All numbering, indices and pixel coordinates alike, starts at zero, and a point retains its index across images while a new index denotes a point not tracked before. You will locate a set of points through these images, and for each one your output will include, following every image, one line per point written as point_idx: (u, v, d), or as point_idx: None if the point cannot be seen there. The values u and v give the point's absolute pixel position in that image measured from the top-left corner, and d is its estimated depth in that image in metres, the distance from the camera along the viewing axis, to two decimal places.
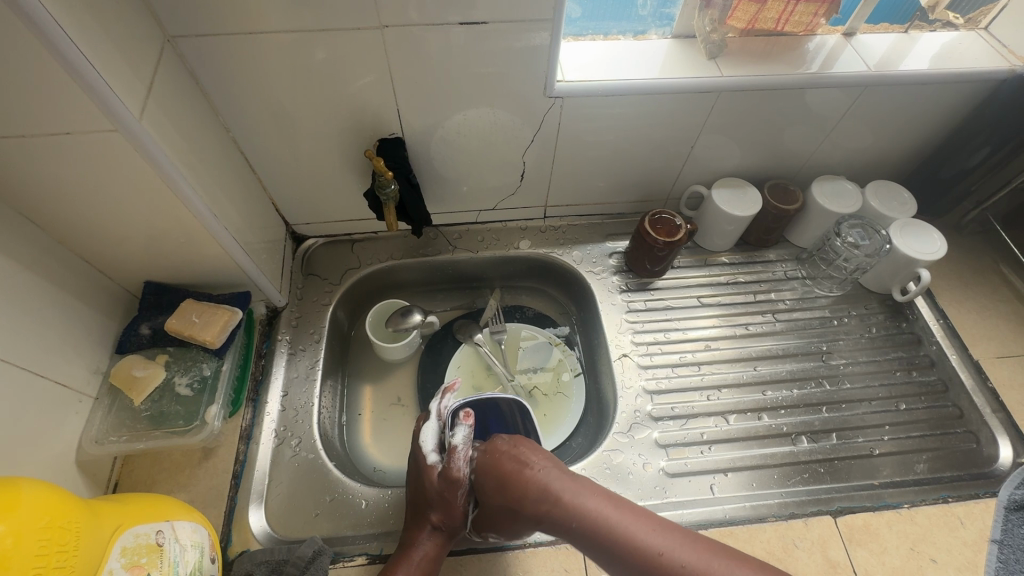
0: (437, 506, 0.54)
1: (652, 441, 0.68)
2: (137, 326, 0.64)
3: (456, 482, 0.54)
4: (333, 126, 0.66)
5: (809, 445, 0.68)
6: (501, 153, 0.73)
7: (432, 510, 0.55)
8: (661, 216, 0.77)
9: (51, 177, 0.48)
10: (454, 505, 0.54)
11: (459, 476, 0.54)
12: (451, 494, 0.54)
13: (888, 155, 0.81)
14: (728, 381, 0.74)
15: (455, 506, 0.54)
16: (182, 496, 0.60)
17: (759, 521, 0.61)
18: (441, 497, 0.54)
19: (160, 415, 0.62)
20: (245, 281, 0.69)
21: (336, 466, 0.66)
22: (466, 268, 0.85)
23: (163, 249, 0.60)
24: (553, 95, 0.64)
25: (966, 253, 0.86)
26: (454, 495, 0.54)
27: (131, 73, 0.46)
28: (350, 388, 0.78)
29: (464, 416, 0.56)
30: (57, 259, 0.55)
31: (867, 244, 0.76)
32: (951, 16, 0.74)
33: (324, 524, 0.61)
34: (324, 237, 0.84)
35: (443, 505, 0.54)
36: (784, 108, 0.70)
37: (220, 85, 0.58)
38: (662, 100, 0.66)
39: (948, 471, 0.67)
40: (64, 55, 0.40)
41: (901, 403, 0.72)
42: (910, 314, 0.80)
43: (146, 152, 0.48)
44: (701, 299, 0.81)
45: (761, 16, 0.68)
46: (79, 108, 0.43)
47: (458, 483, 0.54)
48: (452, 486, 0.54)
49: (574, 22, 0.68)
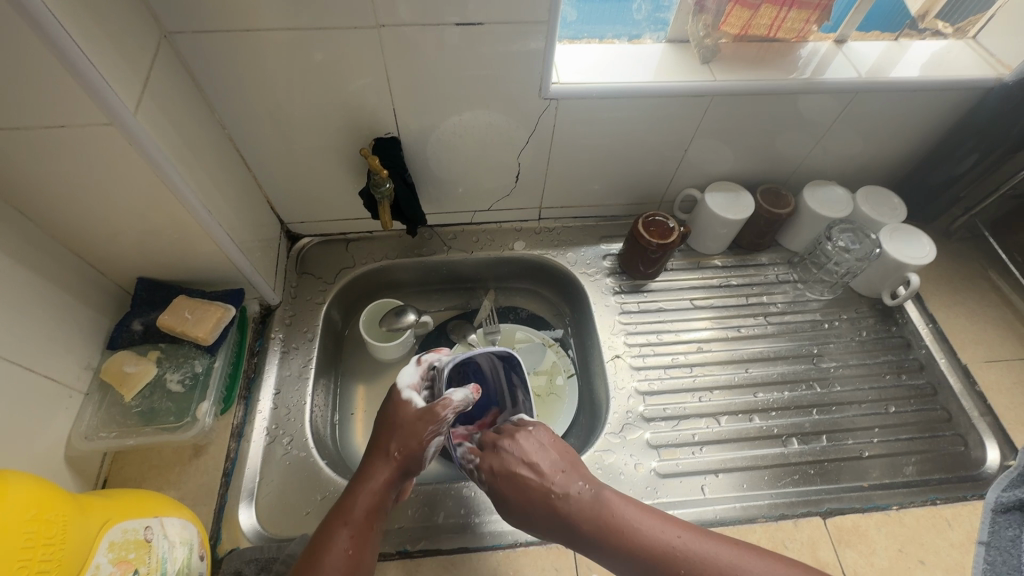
0: (406, 440, 0.52)
1: (643, 441, 0.68)
2: (129, 321, 0.63)
3: (436, 420, 0.52)
4: (330, 125, 0.66)
5: (800, 447, 0.69)
6: (496, 154, 0.73)
7: (394, 440, 0.53)
8: (654, 218, 0.78)
9: (44, 171, 0.48)
10: (418, 436, 0.52)
11: (441, 414, 0.53)
12: (423, 426, 0.52)
13: (879, 161, 0.82)
14: (720, 383, 0.74)
15: (421, 438, 0.52)
16: (172, 493, 0.60)
17: (749, 521, 0.62)
18: (408, 426, 0.53)
19: (151, 411, 0.61)
20: (238, 279, 0.69)
21: (328, 465, 0.65)
22: (461, 268, 0.86)
23: (155, 245, 0.60)
24: (549, 97, 0.65)
25: (956, 259, 0.87)
26: (425, 428, 0.52)
27: (127, 68, 0.47)
28: (343, 387, 0.78)
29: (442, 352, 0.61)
30: (50, 254, 0.55)
31: (856, 248, 0.77)
32: (940, 26, 0.75)
33: (315, 523, 0.60)
34: (320, 236, 0.84)
35: (412, 438, 0.52)
36: (777, 113, 0.71)
37: (216, 81, 0.59)
38: (657, 103, 0.67)
39: (937, 474, 0.67)
40: (60, 49, 0.40)
41: (891, 406, 0.73)
42: (900, 317, 0.81)
43: (141, 147, 0.48)
44: (694, 301, 0.81)
45: (754, 22, 0.69)
46: (73, 101, 0.43)
47: (438, 421, 0.53)
48: (426, 419, 0.53)
49: (570, 25, 0.68)
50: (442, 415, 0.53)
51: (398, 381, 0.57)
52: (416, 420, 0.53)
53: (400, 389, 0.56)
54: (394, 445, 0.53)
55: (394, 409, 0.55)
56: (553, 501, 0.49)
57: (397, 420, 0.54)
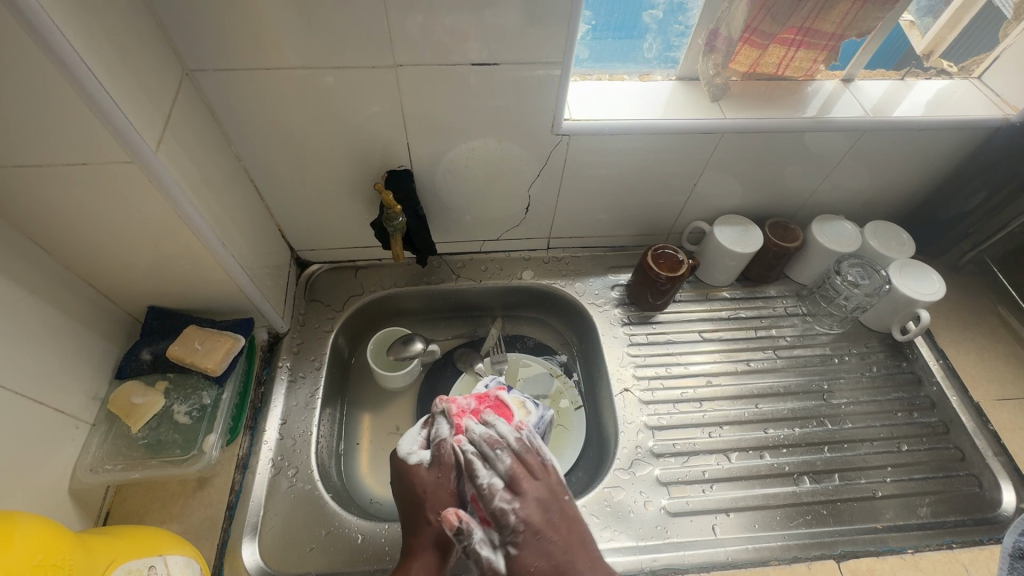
0: (434, 501, 0.56)
1: (653, 478, 0.67)
2: (138, 350, 0.63)
3: (453, 465, 0.58)
4: (344, 158, 0.67)
5: (812, 486, 0.68)
6: (507, 186, 0.74)
7: (427, 507, 0.55)
8: (664, 251, 0.78)
9: (64, 206, 0.49)
10: (448, 490, 0.57)
11: (453, 459, 0.58)
12: (449, 479, 0.57)
13: (887, 196, 0.83)
14: (729, 418, 0.73)
15: (451, 490, 0.57)
16: (174, 527, 0.59)
17: (762, 564, 0.61)
18: (435, 486, 0.57)
19: (157, 443, 0.61)
20: (248, 308, 0.69)
21: (333, 498, 0.65)
22: (469, 296, 0.86)
23: (168, 275, 0.61)
24: (561, 133, 0.66)
25: (964, 293, 0.87)
26: (450, 481, 0.57)
27: (150, 106, 0.48)
28: (349, 417, 0.78)
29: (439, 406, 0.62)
30: (64, 285, 0.55)
31: (866, 283, 0.76)
32: (945, 65, 0.77)
33: (318, 559, 0.59)
34: (329, 263, 0.85)
35: (441, 491, 0.56)
36: (785, 149, 0.72)
37: (234, 116, 0.60)
38: (667, 139, 0.68)
39: (952, 515, 0.66)
40: (87, 91, 0.41)
41: (903, 444, 0.72)
42: (910, 353, 0.80)
43: (161, 184, 0.49)
44: (702, 333, 0.81)
45: (762, 62, 0.70)
46: (97, 140, 0.44)
47: (454, 466, 0.58)
48: (446, 470, 0.58)
49: (582, 62, 0.70)
50: (453, 459, 0.58)
51: (401, 448, 0.60)
52: (438, 474, 0.58)
53: (403, 454, 0.60)
54: (431, 511, 0.55)
55: (407, 476, 0.58)
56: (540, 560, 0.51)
57: (420, 486, 0.57)
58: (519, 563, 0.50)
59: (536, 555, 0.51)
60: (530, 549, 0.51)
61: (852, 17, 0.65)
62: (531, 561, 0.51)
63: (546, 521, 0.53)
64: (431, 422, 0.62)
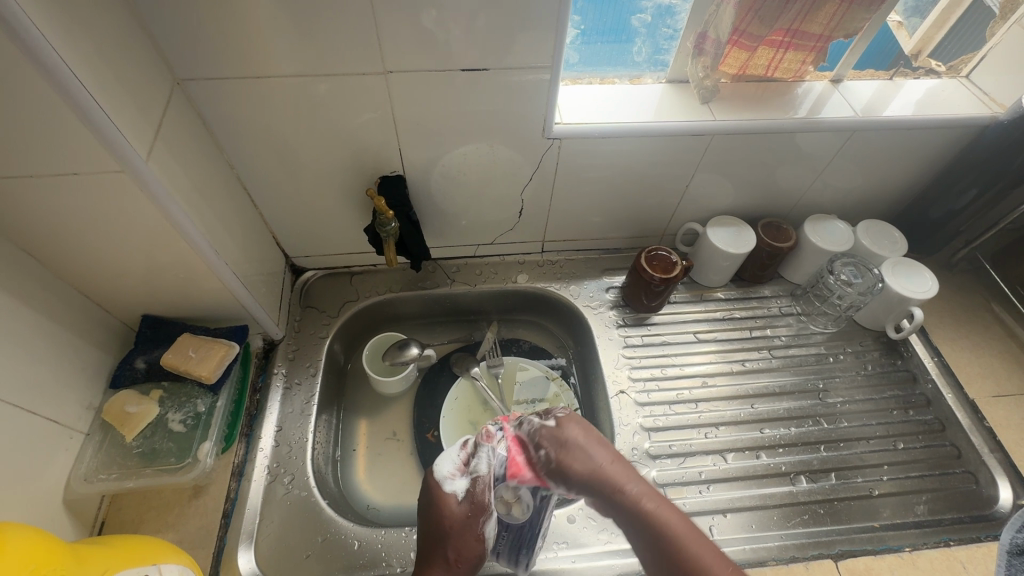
0: (458, 538, 0.54)
1: (650, 480, 0.67)
2: (132, 358, 0.63)
3: (486, 510, 0.55)
4: (337, 164, 0.67)
5: (808, 486, 0.68)
6: (500, 190, 0.74)
7: (448, 544, 0.54)
8: (657, 253, 0.78)
9: (55, 216, 0.49)
10: (475, 533, 0.54)
11: (487, 501, 0.55)
12: (473, 523, 0.54)
13: (878, 194, 0.83)
14: (726, 419, 0.73)
15: (476, 534, 0.54)
16: (170, 536, 0.59)
17: (759, 564, 0.61)
18: (462, 525, 0.54)
19: (152, 452, 0.61)
20: (243, 316, 0.69)
21: (330, 505, 0.64)
22: (465, 301, 0.86)
23: (161, 283, 0.61)
24: (552, 137, 0.66)
25: (958, 291, 0.87)
26: (478, 524, 0.54)
27: (140, 116, 0.48)
28: (346, 423, 0.77)
29: (488, 438, 0.59)
30: (57, 294, 0.56)
31: (860, 282, 0.77)
32: (933, 64, 0.77)
33: (315, 566, 0.59)
34: (323, 269, 0.85)
35: (467, 534, 0.54)
36: (776, 149, 0.72)
37: (226, 125, 0.60)
38: (658, 142, 0.68)
39: (949, 513, 0.66)
40: (78, 102, 0.41)
41: (899, 442, 0.72)
42: (905, 351, 0.80)
43: (151, 192, 0.49)
44: (698, 335, 0.81)
45: (752, 64, 0.71)
46: (87, 151, 0.44)
47: (486, 510, 0.55)
48: (477, 512, 0.55)
49: (572, 66, 0.70)
50: (487, 501, 0.55)
51: (437, 468, 0.57)
52: (468, 516, 0.55)
53: (439, 479, 0.57)
54: (452, 548, 0.54)
55: (437, 508, 0.55)
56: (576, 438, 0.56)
57: (447, 522, 0.54)
58: (560, 425, 0.57)
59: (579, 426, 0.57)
60: (575, 424, 0.57)
61: (838, 19, 0.65)
62: (569, 430, 0.57)
63: (575, 426, 0.57)
64: (473, 450, 0.59)
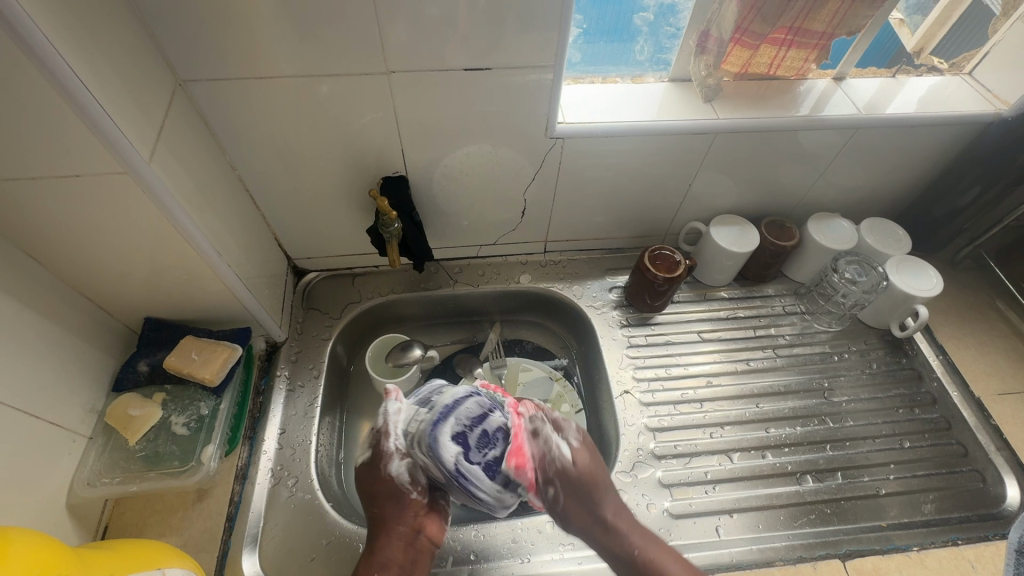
0: (371, 492, 0.57)
1: (655, 480, 0.67)
2: (135, 361, 0.63)
3: (381, 454, 0.56)
4: (339, 165, 0.67)
5: (815, 485, 0.68)
6: (503, 190, 0.74)
7: (370, 502, 0.57)
8: (661, 252, 0.78)
9: (57, 219, 0.49)
10: (382, 479, 0.56)
11: (383, 449, 0.56)
12: (377, 468, 0.57)
13: (882, 192, 0.83)
14: (730, 418, 0.73)
15: (384, 481, 0.56)
16: (174, 540, 0.59)
17: (766, 565, 0.60)
18: (371, 479, 0.57)
19: (155, 455, 0.61)
20: (245, 317, 0.69)
21: (333, 507, 0.64)
22: (468, 301, 0.86)
23: (163, 285, 0.60)
24: (555, 136, 0.66)
25: (962, 289, 0.87)
26: (382, 467, 0.56)
27: (143, 117, 0.48)
28: (349, 425, 0.77)
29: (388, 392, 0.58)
30: (59, 297, 0.55)
31: (864, 280, 0.76)
32: (935, 61, 0.77)
33: (320, 569, 0.59)
34: (326, 271, 0.84)
35: (376, 484, 0.56)
36: (779, 148, 0.72)
37: (228, 126, 0.60)
38: (661, 141, 0.68)
39: (956, 512, 0.66)
40: (80, 104, 0.41)
41: (905, 441, 0.72)
42: (909, 350, 0.80)
43: (154, 193, 0.49)
44: (701, 334, 0.81)
45: (754, 61, 0.71)
46: (90, 152, 0.44)
47: (383, 454, 0.56)
48: (378, 460, 0.57)
49: (574, 66, 0.70)
50: (383, 448, 0.56)
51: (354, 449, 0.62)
52: (370, 468, 0.57)
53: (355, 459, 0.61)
54: (371, 503, 0.57)
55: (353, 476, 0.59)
56: (591, 487, 0.57)
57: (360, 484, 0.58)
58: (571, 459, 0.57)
59: (587, 461, 0.58)
60: (583, 454, 0.58)
61: (841, 16, 0.65)
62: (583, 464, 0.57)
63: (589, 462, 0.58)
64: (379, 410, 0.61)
